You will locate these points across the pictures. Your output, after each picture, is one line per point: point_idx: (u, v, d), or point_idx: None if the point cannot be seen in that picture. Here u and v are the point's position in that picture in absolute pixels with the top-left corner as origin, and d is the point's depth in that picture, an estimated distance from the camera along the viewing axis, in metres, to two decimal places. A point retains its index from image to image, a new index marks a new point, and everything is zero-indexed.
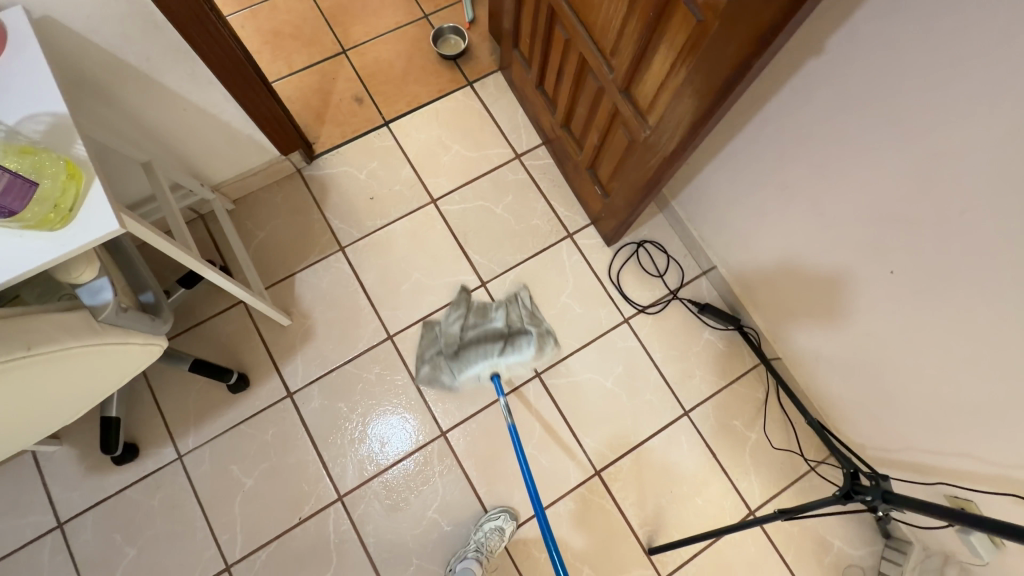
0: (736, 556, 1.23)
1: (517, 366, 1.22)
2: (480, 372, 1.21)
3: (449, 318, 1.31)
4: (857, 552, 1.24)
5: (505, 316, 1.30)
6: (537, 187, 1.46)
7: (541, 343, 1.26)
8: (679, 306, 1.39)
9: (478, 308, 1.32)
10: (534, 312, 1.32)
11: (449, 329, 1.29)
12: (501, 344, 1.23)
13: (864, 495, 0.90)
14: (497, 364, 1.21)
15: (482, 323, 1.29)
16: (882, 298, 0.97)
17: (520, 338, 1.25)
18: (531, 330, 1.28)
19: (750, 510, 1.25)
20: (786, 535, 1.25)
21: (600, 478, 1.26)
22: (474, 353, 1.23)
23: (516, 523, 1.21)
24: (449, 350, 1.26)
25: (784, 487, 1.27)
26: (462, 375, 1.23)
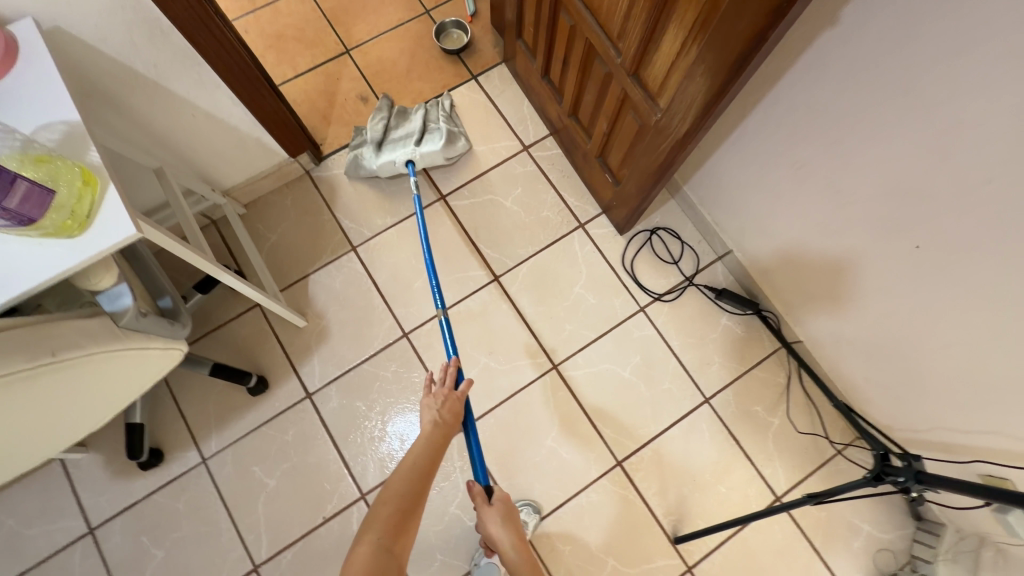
0: (763, 543, 1.22)
1: (429, 152, 1.38)
2: (396, 158, 1.37)
3: (374, 118, 1.43)
4: (889, 537, 1.22)
5: (424, 117, 1.44)
6: (546, 179, 1.45)
7: (452, 138, 1.41)
8: (695, 293, 1.37)
9: (400, 112, 1.45)
10: (454, 127, 1.44)
11: (372, 124, 1.42)
12: (413, 137, 1.39)
13: (896, 476, 0.88)
14: (411, 150, 1.37)
15: (402, 125, 1.43)
16: (907, 277, 0.94)
17: (432, 134, 1.40)
18: (442, 126, 1.42)
19: (776, 496, 1.24)
20: (814, 521, 1.23)
21: (622, 469, 1.25)
22: (393, 144, 1.40)
23: (538, 516, 1.21)
24: (373, 139, 1.41)
25: (810, 473, 1.25)
26: (381, 156, 1.38)
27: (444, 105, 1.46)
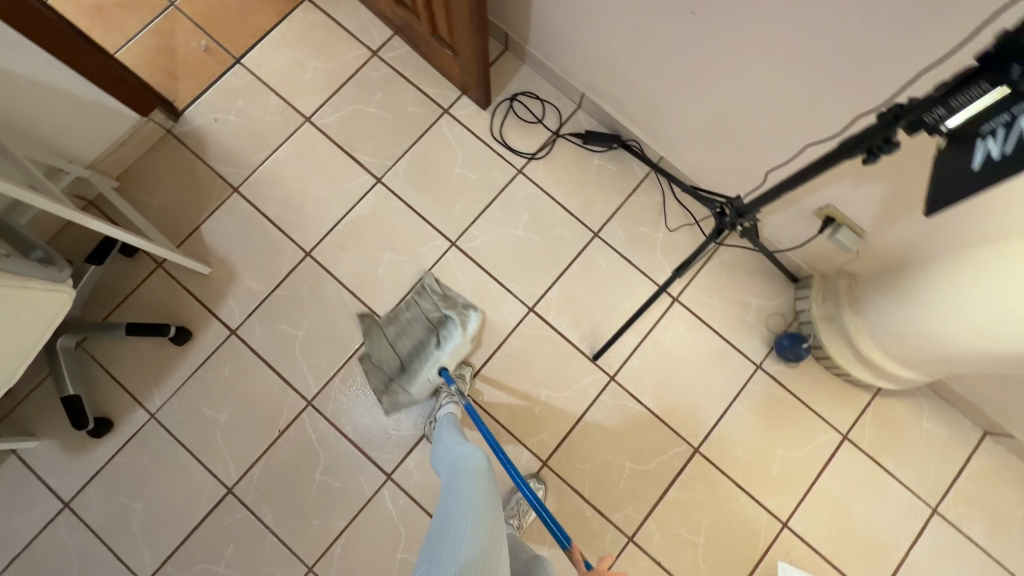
0: (671, 339, 1.37)
1: (456, 351, 1.33)
2: (429, 376, 1.32)
3: (376, 344, 1.35)
4: (773, 302, 1.39)
5: (421, 311, 1.37)
6: (402, 77, 1.49)
7: (465, 318, 1.36)
8: (565, 143, 1.46)
9: (392, 317, 1.36)
10: (437, 283, 1.38)
11: (390, 370, 1.34)
12: (434, 343, 1.34)
13: (726, 220, 1.02)
14: (442, 359, 1.32)
15: (404, 330, 1.36)
16: (703, 48, 1.05)
17: (448, 327, 1.35)
18: (449, 314, 1.36)
19: (673, 297, 1.38)
20: (710, 308, 1.38)
21: (535, 314, 1.37)
22: (418, 364, 1.34)
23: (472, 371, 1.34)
24: (394, 370, 1.34)
25: (699, 269, 1.39)
26: (415, 385, 1.32)
27: (432, 285, 1.38)
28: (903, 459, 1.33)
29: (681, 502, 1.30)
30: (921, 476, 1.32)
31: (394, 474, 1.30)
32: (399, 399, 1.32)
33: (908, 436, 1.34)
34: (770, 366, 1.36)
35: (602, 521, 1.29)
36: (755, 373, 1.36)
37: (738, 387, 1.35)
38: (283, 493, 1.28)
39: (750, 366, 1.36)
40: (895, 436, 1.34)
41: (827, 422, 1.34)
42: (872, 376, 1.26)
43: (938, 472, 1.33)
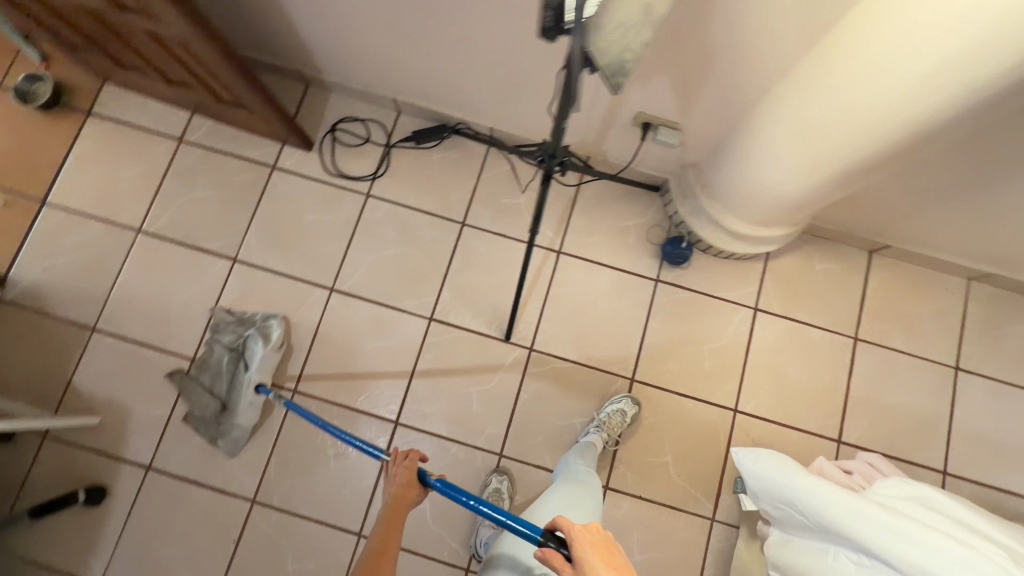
0: (569, 289, 1.40)
1: (265, 362, 1.30)
2: (249, 397, 1.27)
3: (193, 397, 1.30)
4: (646, 217, 1.43)
5: (222, 345, 1.33)
6: (217, 153, 1.45)
7: (267, 329, 1.33)
8: (400, 151, 1.45)
9: (197, 365, 1.32)
10: (241, 316, 1.36)
11: (213, 412, 1.29)
12: (242, 366, 1.31)
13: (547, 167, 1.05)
14: (251, 377, 1.28)
15: (215, 371, 1.32)
16: (458, 18, 1.06)
17: (250, 346, 1.32)
18: (248, 334, 1.33)
19: (556, 251, 1.41)
20: (592, 247, 1.42)
21: (437, 320, 1.38)
22: (236, 393, 1.29)
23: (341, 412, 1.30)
24: (218, 412, 1.29)
25: (568, 216, 1.43)
26: (239, 414, 1.27)
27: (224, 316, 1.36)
28: (812, 306, 1.40)
29: (638, 432, 1.33)
30: (832, 314, 1.40)
31: (364, 531, 1.27)
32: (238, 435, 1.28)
33: (808, 284, 1.41)
34: (667, 275, 1.41)
35: None
36: (656, 287, 1.40)
37: (647, 306, 1.39)
38: None
39: (649, 283, 1.40)
40: (796, 290, 1.41)
41: (736, 303, 1.40)
42: (751, 247, 1.32)
43: (845, 304, 1.41)
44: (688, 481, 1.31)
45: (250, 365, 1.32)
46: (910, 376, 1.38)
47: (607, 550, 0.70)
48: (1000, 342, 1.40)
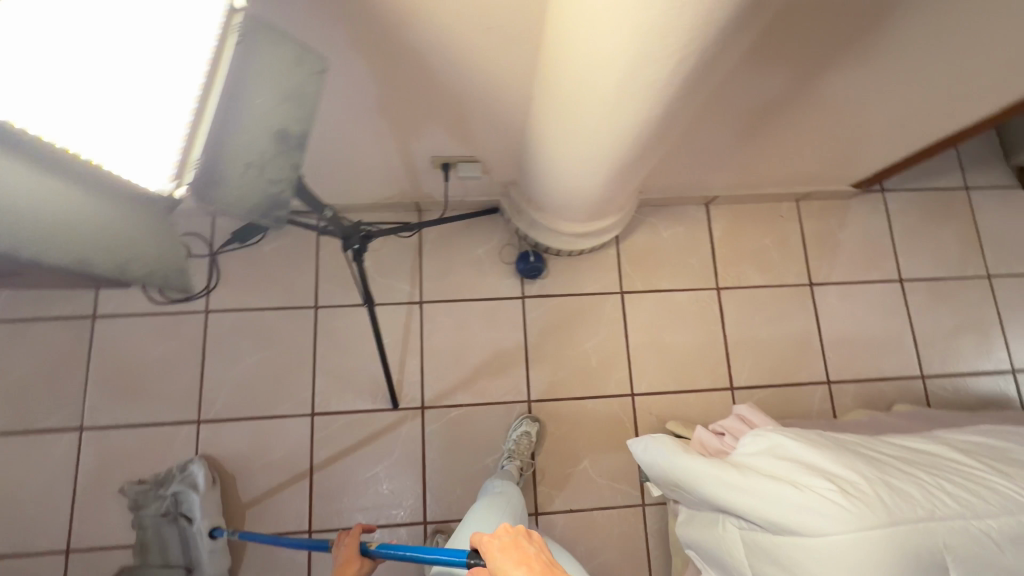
0: (443, 335, 1.38)
1: (206, 505, 1.19)
2: (210, 548, 1.17)
3: None
4: (495, 239, 1.44)
5: (153, 515, 1.20)
6: (25, 321, 1.31)
7: (190, 474, 1.21)
8: (228, 256, 1.37)
9: (139, 550, 1.19)
10: (162, 476, 1.23)
11: None
12: (186, 524, 1.19)
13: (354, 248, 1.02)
14: (201, 527, 1.18)
15: (160, 543, 1.19)
16: None
17: (184, 499, 1.19)
18: (173, 489, 1.20)
19: (418, 302, 1.39)
20: (453, 286, 1.41)
21: (321, 413, 1.32)
22: (195, 552, 1.18)
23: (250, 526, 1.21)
24: None
25: (420, 264, 1.42)
26: (209, 568, 1.18)
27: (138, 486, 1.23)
28: (672, 271, 1.46)
29: (551, 448, 1.35)
30: (691, 273, 1.47)
31: None
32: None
33: (662, 252, 1.47)
34: (532, 289, 1.42)
35: None
36: (525, 304, 1.41)
37: (522, 325, 1.40)
38: None
39: (518, 302, 1.41)
40: (653, 261, 1.46)
41: (603, 293, 1.43)
42: (595, 239, 1.36)
43: (700, 260, 1.48)
44: (611, 478, 1.33)
45: (192, 518, 1.20)
46: (775, 306, 1.47)
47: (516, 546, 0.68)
48: (840, 248, 1.51)
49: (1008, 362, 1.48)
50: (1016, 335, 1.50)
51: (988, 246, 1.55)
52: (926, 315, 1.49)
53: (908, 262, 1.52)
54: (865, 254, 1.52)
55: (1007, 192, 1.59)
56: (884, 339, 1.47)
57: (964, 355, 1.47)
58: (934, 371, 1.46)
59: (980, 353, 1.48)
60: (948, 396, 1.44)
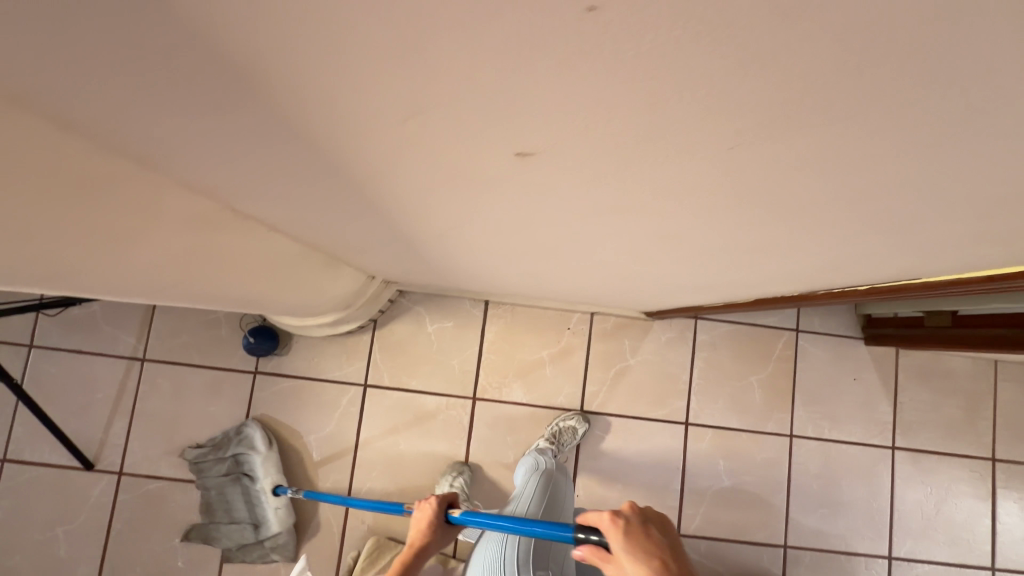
0: (159, 399, 1.28)
1: (267, 470, 1.22)
2: (271, 506, 1.21)
3: (221, 534, 1.23)
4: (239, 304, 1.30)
5: (216, 476, 1.23)
6: None
7: (248, 439, 1.23)
8: None
9: (209, 509, 1.24)
10: (219, 440, 1.25)
11: (246, 539, 1.23)
12: (248, 483, 1.22)
13: None
14: (263, 486, 1.21)
15: (224, 504, 1.23)
16: None
17: (242, 462, 1.23)
18: (235, 453, 1.23)
19: (141, 359, 1.28)
20: (181, 348, 1.29)
21: (12, 461, 1.24)
22: (258, 508, 1.23)
23: (264, 455, 1.22)
24: (249, 536, 1.23)
25: (152, 317, 1.29)
26: (270, 521, 1.22)
27: (196, 453, 1.25)
28: (427, 371, 1.31)
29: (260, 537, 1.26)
30: (449, 376, 1.32)
31: None
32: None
33: (421, 348, 1.32)
34: (267, 365, 1.30)
35: None
36: (257, 380, 1.29)
37: (248, 402, 1.29)
38: None
39: (249, 377, 1.29)
40: (409, 357, 1.32)
41: (343, 382, 1.30)
42: (331, 327, 1.23)
43: (464, 363, 1.32)
44: None
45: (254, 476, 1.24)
46: (533, 430, 1.31)
47: (641, 538, 0.58)
48: (626, 376, 1.33)
49: (784, 535, 1.32)
50: (801, 508, 1.33)
51: (802, 402, 1.35)
52: (704, 468, 1.32)
53: (701, 405, 1.34)
54: (654, 387, 1.34)
55: (842, 343, 1.37)
56: (646, 487, 1.31)
57: (733, 519, 1.31)
58: (690, 531, 1.31)
59: (753, 520, 1.32)
60: (697, 560, 1.30)
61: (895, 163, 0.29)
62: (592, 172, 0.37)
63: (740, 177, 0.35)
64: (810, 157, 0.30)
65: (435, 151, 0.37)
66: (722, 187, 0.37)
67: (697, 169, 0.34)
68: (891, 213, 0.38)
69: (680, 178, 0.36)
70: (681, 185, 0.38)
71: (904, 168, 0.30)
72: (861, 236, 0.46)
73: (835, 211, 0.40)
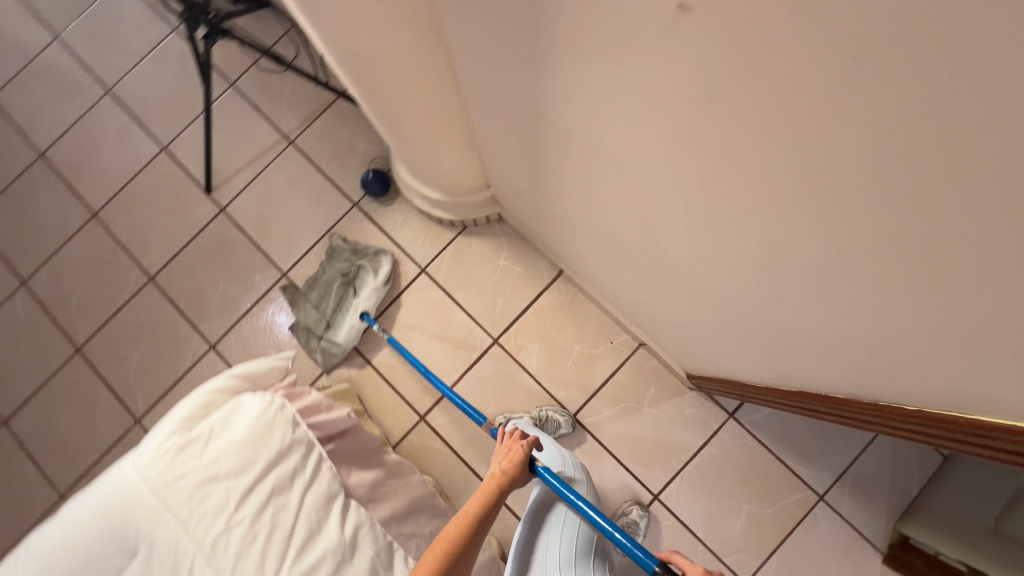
0: (280, 177, 1.48)
1: (372, 297, 1.37)
2: (351, 322, 1.36)
3: (303, 309, 1.40)
4: (379, 148, 1.46)
5: (336, 269, 1.41)
6: None
7: (377, 264, 1.40)
8: None
9: (309, 284, 1.42)
10: (355, 248, 1.42)
11: (313, 326, 1.39)
12: (351, 293, 1.39)
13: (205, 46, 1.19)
14: (359, 305, 1.36)
15: (323, 291, 1.41)
16: None
17: (360, 276, 1.40)
18: (360, 265, 1.40)
19: (289, 141, 1.49)
20: (318, 151, 1.48)
21: (167, 152, 1.51)
22: (342, 314, 1.38)
23: (378, 285, 1.38)
24: (319, 327, 1.38)
25: (317, 117, 1.49)
26: (341, 332, 1.36)
27: (339, 241, 1.43)
28: (474, 293, 1.39)
29: (285, 329, 1.42)
30: (488, 309, 1.38)
31: (28, 282, 1.48)
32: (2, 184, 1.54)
33: (482, 272, 1.39)
34: (366, 205, 1.45)
35: (189, 330, 1.42)
36: (352, 210, 1.45)
37: (334, 222, 1.45)
38: None
39: (348, 204, 1.46)
40: (468, 273, 1.40)
41: (409, 256, 1.42)
42: (429, 206, 1.35)
43: (506, 307, 1.38)
44: None
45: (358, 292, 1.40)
46: (522, 400, 1.33)
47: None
48: (629, 416, 1.31)
49: None
50: None
51: (776, 562, 1.22)
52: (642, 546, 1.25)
53: (679, 491, 1.27)
54: (648, 444, 1.29)
55: (857, 542, 1.22)
56: None
57: None
58: None
59: None
60: None
61: (984, 190, 0.29)
62: (717, 92, 0.40)
63: (839, 156, 0.36)
64: (910, 147, 0.30)
65: (608, 5, 0.42)
66: (818, 169, 0.38)
67: (804, 126, 0.36)
68: (966, 291, 0.37)
69: (786, 134, 0.38)
70: (785, 148, 0.39)
71: (991, 204, 0.29)
72: (930, 332, 0.44)
73: (916, 265, 0.38)
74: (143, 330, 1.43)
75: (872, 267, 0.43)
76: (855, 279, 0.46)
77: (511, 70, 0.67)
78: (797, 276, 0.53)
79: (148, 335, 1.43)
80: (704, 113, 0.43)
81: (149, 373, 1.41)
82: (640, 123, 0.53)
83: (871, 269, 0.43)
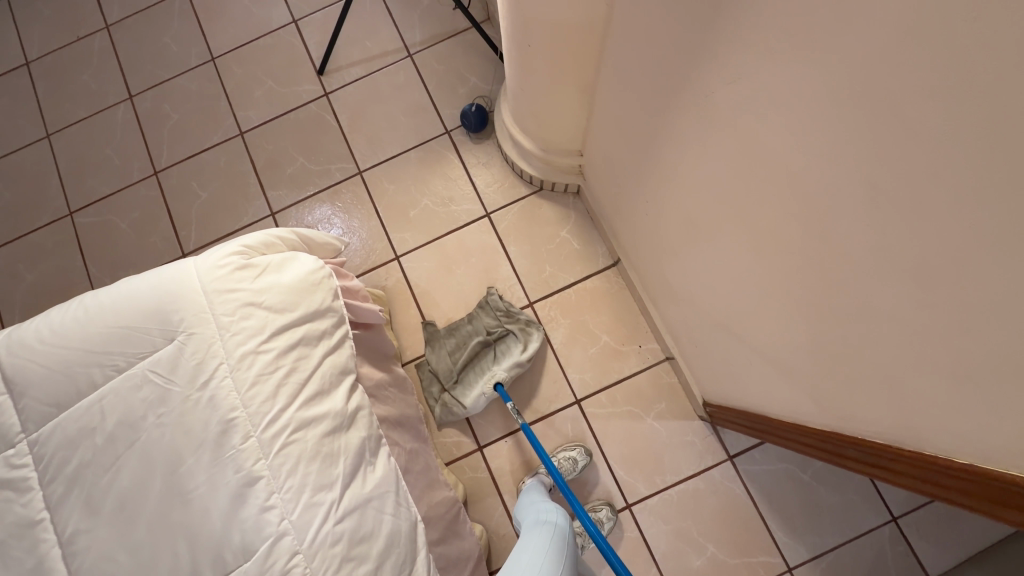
0: (388, 83, 1.52)
1: (512, 369, 1.28)
2: (481, 389, 1.27)
3: (437, 353, 1.34)
4: (488, 87, 1.49)
5: (482, 325, 1.34)
6: None
7: (527, 337, 1.31)
8: None
9: (451, 330, 1.35)
10: (508, 307, 1.34)
11: (443, 370, 1.32)
12: (491, 359, 1.31)
13: None
14: (497, 374, 1.27)
15: (462, 340, 1.34)
16: None
17: (506, 343, 1.32)
18: (509, 331, 1.32)
19: (408, 52, 1.53)
20: (431, 71, 1.51)
21: (296, 25, 1.57)
22: (475, 376, 1.30)
23: (523, 351, 1.30)
24: (448, 383, 1.31)
25: (442, 39, 1.52)
26: (469, 397, 1.28)
27: (496, 300, 1.35)
28: (527, 252, 1.40)
29: (341, 222, 1.46)
30: (534, 272, 1.39)
31: (134, 98, 1.57)
32: (144, 3, 1.62)
33: (542, 235, 1.41)
34: (457, 135, 1.48)
35: (258, 191, 1.48)
36: (442, 136, 1.48)
37: (422, 141, 1.49)
38: (58, 77, 1.60)
39: (441, 129, 1.48)
40: (529, 231, 1.41)
41: (479, 196, 1.44)
42: (517, 155, 1.37)
43: (552, 276, 1.38)
44: None
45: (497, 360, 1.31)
46: (536, 367, 1.34)
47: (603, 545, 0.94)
48: (631, 420, 1.30)
49: None
50: None
51: None
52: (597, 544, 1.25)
53: (652, 508, 1.26)
54: (640, 453, 1.29)
55: None
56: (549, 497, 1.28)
57: None
58: None
59: None
60: None
61: None
62: (904, 60, 0.39)
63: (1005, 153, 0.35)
64: None
65: None
66: (976, 169, 0.38)
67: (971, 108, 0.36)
68: None
69: (953, 120, 0.38)
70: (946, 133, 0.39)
71: None
72: (1015, 382, 0.43)
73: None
74: (217, 177, 1.49)
75: (978, 289, 0.42)
76: (954, 304, 0.45)
77: (674, 18, 0.67)
78: (890, 295, 0.52)
79: (221, 182, 1.49)
80: (876, 87, 0.43)
81: (209, 217, 1.47)
82: (795, 91, 0.52)
83: (979, 294, 0.42)
